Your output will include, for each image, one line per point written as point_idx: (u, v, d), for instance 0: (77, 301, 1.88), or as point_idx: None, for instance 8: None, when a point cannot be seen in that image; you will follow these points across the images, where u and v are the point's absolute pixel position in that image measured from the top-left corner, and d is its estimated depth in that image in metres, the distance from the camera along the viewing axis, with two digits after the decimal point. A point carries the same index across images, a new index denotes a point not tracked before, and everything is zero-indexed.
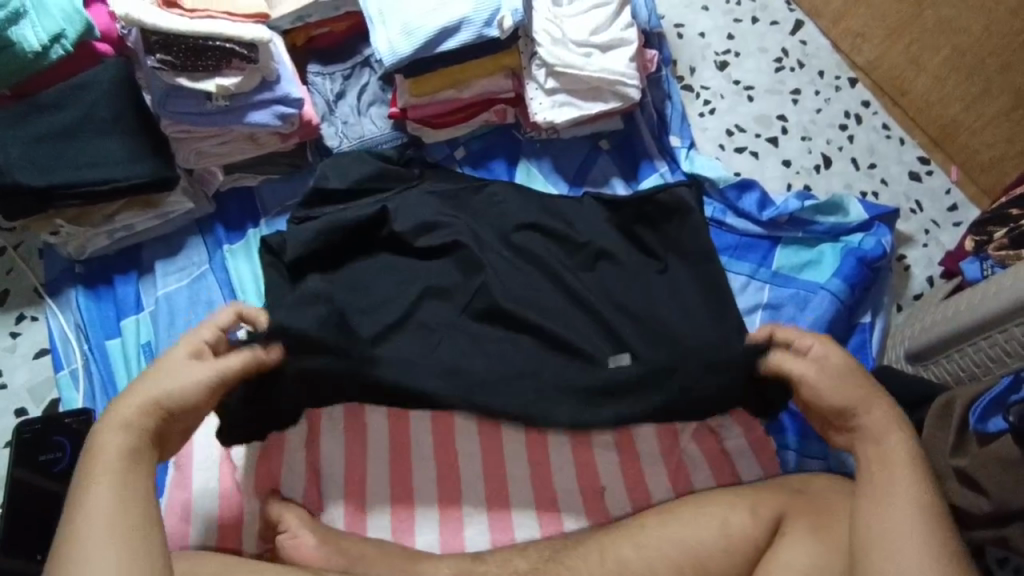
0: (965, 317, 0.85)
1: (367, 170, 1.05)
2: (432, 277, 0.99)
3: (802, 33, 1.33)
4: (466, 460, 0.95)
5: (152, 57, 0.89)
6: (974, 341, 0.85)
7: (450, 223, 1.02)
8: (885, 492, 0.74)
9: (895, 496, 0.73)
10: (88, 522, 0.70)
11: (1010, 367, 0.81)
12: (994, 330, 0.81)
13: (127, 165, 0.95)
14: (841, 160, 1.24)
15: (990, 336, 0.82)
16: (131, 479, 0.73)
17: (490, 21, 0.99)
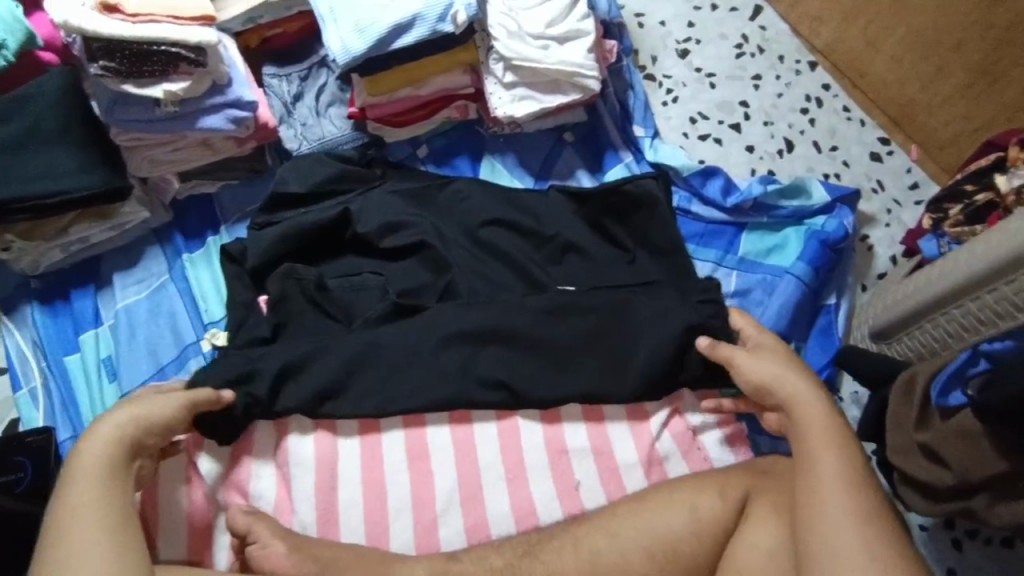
0: (922, 294, 0.87)
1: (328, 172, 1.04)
2: (399, 277, 1.00)
3: (761, 19, 1.34)
4: (438, 459, 0.94)
5: (95, 64, 0.86)
6: (932, 317, 0.87)
7: (415, 223, 1.01)
8: (828, 476, 0.76)
9: (835, 479, 0.75)
10: (74, 526, 0.72)
11: (967, 341, 0.82)
12: (950, 305, 0.83)
13: (77, 176, 0.92)
14: (803, 143, 1.25)
15: (947, 312, 0.84)
16: (97, 507, 0.74)
17: (443, 16, 0.98)
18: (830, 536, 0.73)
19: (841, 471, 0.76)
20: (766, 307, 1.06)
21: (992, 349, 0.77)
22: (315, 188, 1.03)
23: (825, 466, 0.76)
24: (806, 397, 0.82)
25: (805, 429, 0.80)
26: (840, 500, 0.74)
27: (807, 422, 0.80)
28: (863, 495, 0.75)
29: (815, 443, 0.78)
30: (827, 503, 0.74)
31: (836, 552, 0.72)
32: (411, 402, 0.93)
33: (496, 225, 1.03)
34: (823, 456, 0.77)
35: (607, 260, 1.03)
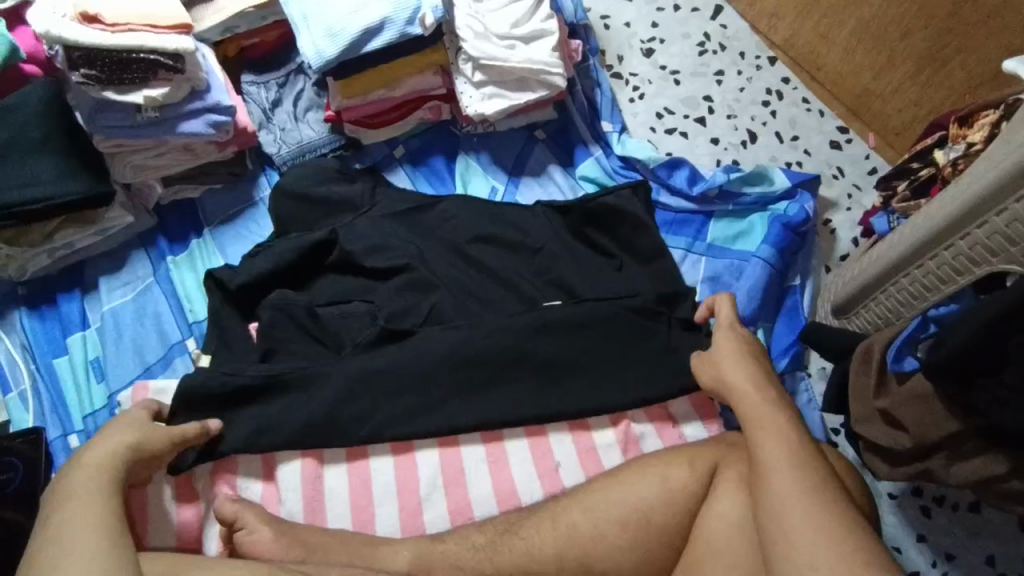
0: (874, 267, 0.91)
1: (309, 176, 1.08)
2: (388, 298, 1.00)
3: (722, 18, 1.40)
4: (420, 444, 0.97)
5: (77, 72, 0.90)
6: (885, 288, 0.91)
7: (400, 244, 1.03)
8: (772, 459, 0.75)
9: (782, 460, 0.75)
10: (70, 527, 0.69)
11: (919, 308, 0.87)
12: (899, 275, 0.87)
13: (60, 183, 0.95)
14: (765, 134, 1.30)
15: (897, 282, 0.89)
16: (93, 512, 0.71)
17: (411, 19, 1.02)
18: (781, 516, 0.71)
19: (785, 451, 0.75)
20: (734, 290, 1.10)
21: (940, 314, 0.84)
22: (293, 191, 1.06)
23: (770, 449, 0.76)
24: (750, 386, 0.83)
25: (749, 416, 0.80)
26: (787, 480, 0.73)
27: (752, 409, 0.81)
28: (810, 472, 0.73)
29: (760, 427, 0.79)
30: (775, 486, 0.73)
31: (788, 532, 0.70)
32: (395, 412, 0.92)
33: (472, 220, 1.07)
34: (768, 439, 0.77)
35: (579, 249, 1.06)
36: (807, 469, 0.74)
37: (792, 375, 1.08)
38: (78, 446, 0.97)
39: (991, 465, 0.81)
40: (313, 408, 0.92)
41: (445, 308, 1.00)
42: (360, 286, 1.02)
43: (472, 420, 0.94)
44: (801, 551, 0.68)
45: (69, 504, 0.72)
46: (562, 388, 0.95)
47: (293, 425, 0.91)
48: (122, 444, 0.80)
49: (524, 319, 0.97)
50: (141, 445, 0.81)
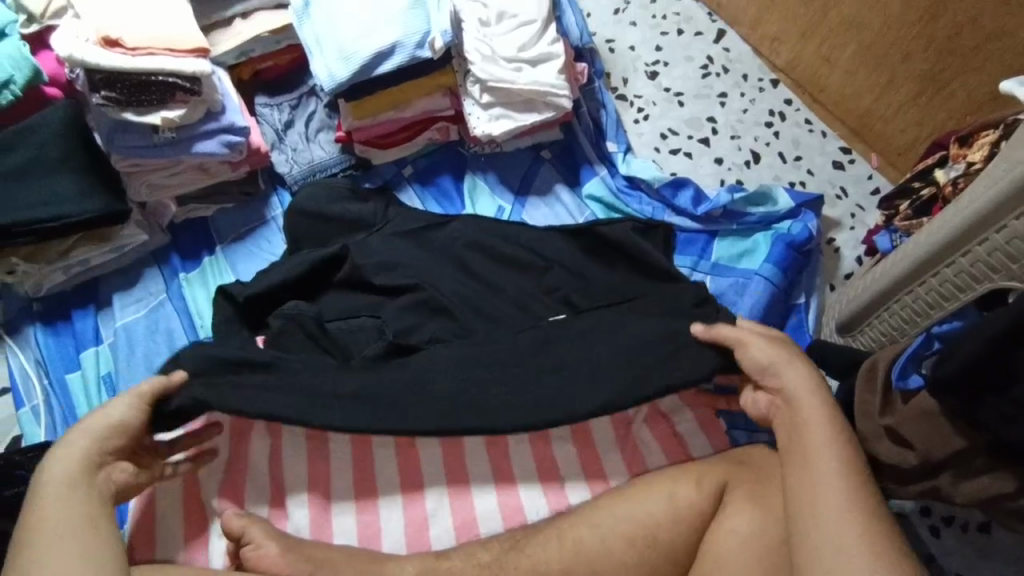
0: (876, 285, 0.92)
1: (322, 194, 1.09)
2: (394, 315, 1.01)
3: (725, 41, 1.43)
4: (428, 459, 0.98)
5: (97, 94, 0.93)
6: (888, 306, 0.92)
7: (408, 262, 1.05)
8: (821, 468, 0.76)
9: (817, 485, 0.75)
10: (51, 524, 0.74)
11: (922, 326, 0.87)
12: (901, 293, 0.88)
13: (78, 201, 0.97)
14: (769, 154, 1.31)
15: (900, 299, 0.89)
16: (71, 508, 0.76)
17: (422, 43, 1.05)
18: (820, 541, 0.72)
19: (829, 476, 0.75)
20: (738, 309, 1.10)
21: (943, 332, 0.83)
22: (305, 209, 1.08)
23: (815, 472, 0.76)
24: (803, 394, 0.81)
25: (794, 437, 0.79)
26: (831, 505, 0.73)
27: (802, 428, 0.80)
28: (853, 500, 0.74)
29: (808, 450, 0.78)
30: (816, 510, 0.74)
31: (827, 556, 0.71)
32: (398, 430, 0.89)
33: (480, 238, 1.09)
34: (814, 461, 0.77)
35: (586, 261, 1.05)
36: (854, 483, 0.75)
37: None
38: None
39: (999, 483, 0.81)
40: None
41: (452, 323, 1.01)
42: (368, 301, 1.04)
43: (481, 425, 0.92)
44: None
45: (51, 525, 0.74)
46: None
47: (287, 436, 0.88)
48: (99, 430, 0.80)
49: (529, 332, 0.97)
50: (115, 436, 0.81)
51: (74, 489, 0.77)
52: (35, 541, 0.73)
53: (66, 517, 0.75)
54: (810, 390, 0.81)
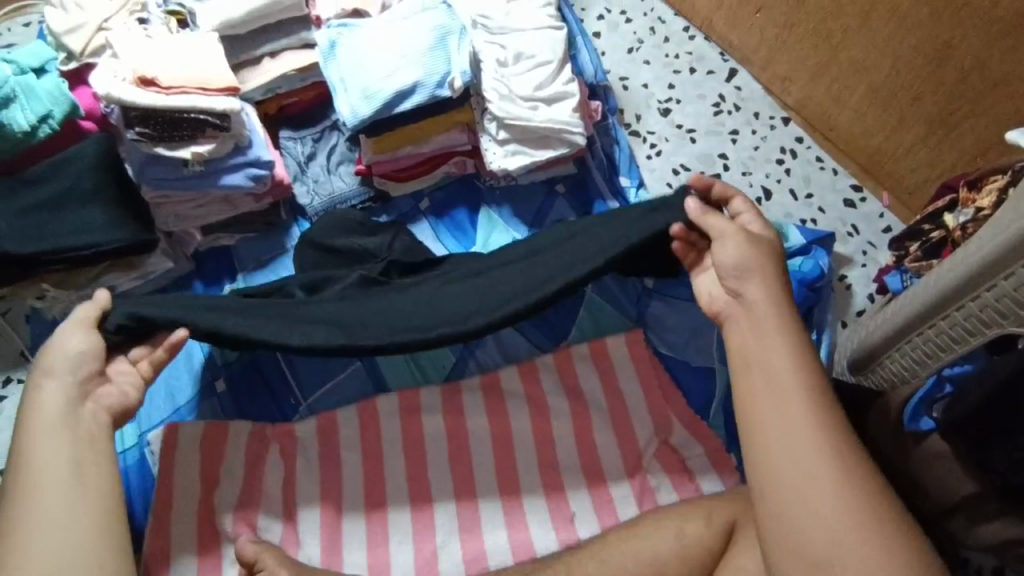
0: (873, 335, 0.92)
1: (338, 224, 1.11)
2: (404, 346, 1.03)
3: (737, 80, 1.46)
4: (439, 491, 1.00)
5: (132, 130, 0.98)
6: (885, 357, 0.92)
7: None
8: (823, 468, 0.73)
9: (779, 433, 0.76)
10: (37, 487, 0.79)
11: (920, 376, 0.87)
12: (900, 343, 0.88)
13: (108, 231, 1.01)
14: (780, 191, 1.33)
15: (898, 349, 0.89)
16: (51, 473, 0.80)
17: (441, 82, 1.09)
18: (788, 487, 0.73)
19: (794, 423, 0.75)
20: None
21: (954, 374, 0.86)
22: (318, 241, 1.10)
23: (779, 420, 0.76)
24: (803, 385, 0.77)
25: (757, 387, 0.79)
26: (798, 453, 0.74)
27: (766, 380, 0.79)
28: (820, 437, 0.74)
29: (769, 399, 0.78)
30: (777, 461, 0.74)
31: (795, 503, 0.72)
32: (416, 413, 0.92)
33: None
34: (780, 410, 0.76)
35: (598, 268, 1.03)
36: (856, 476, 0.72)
37: None
38: None
39: (1011, 527, 0.81)
40: None
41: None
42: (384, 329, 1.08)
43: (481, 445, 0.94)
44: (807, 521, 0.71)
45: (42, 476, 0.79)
46: None
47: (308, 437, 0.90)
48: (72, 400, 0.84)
49: None
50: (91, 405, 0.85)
51: (65, 443, 0.81)
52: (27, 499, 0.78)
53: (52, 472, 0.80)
54: (788, 343, 0.80)
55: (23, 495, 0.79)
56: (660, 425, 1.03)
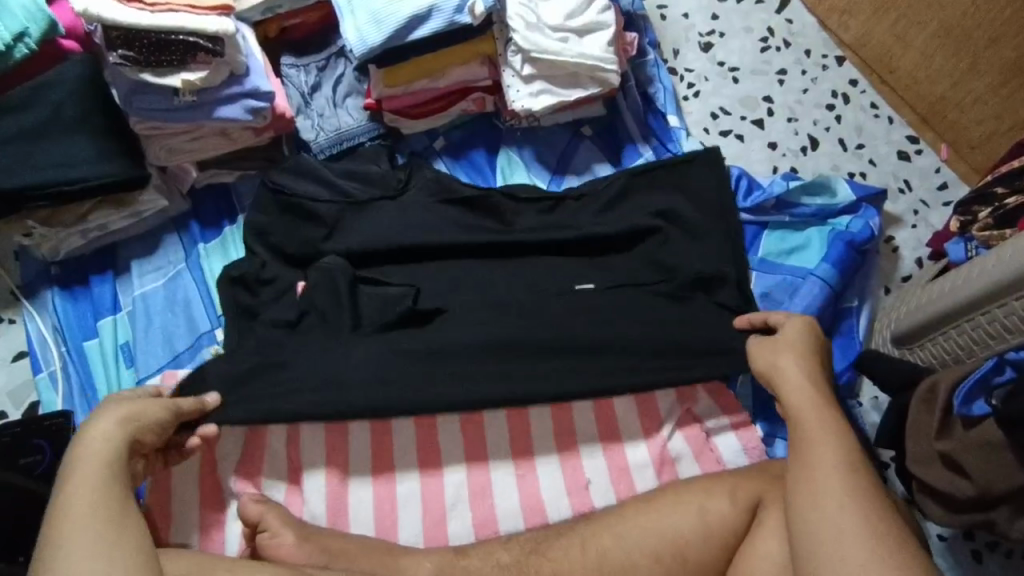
0: (946, 301, 0.86)
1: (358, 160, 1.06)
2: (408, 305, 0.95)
3: (788, 11, 1.31)
4: (448, 449, 0.95)
5: (114, 52, 0.86)
6: (957, 324, 0.86)
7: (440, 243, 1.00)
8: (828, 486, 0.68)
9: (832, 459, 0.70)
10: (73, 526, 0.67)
11: (994, 349, 0.81)
12: (976, 312, 0.82)
13: (96, 164, 0.93)
14: (827, 141, 1.21)
15: (972, 318, 0.83)
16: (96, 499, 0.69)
17: (460, 7, 0.96)
18: (827, 521, 0.66)
19: (835, 453, 0.70)
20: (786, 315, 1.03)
21: (1018, 358, 0.76)
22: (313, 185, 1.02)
23: (819, 443, 0.71)
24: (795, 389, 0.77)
25: (799, 403, 0.75)
26: (835, 484, 0.68)
27: (788, 386, 0.77)
28: (857, 476, 0.68)
29: (805, 414, 0.74)
30: (818, 488, 0.68)
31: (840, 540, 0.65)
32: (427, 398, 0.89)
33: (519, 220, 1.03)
34: (814, 424, 0.73)
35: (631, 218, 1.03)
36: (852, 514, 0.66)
37: (841, 404, 1.02)
38: None
39: None
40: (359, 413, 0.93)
41: (481, 315, 0.95)
42: None
43: (469, 400, 0.90)
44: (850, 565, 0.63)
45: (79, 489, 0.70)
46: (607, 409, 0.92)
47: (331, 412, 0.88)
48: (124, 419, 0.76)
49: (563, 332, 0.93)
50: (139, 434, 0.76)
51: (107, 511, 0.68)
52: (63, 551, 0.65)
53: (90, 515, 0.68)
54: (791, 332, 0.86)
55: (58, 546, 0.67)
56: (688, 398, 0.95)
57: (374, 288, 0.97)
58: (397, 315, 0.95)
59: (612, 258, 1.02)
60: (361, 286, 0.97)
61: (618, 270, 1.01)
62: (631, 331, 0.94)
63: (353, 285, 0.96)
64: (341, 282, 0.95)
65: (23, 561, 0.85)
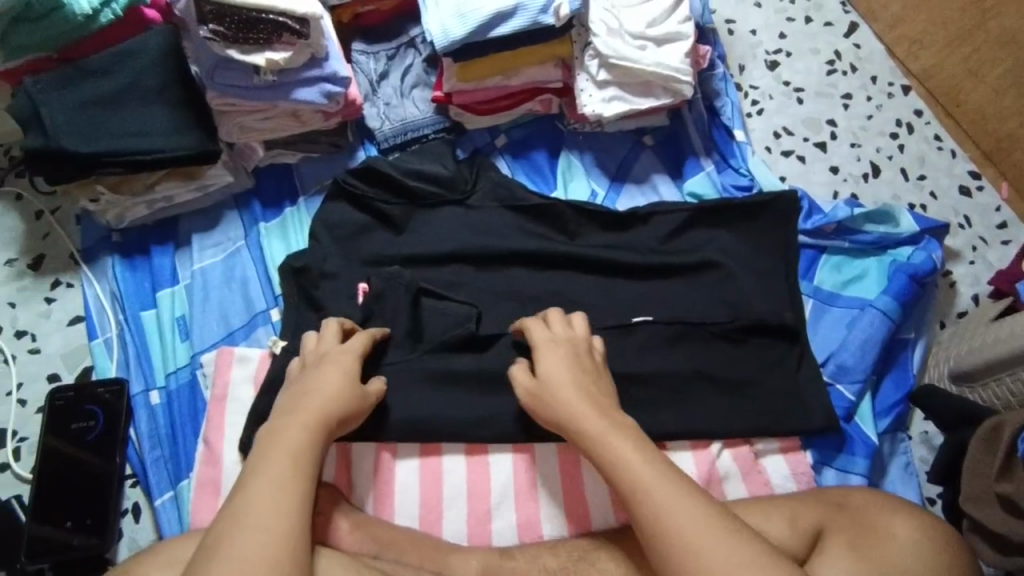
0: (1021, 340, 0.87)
1: (432, 166, 1.07)
2: (464, 321, 0.98)
3: (856, 36, 1.30)
4: (495, 447, 0.96)
5: (205, 27, 0.85)
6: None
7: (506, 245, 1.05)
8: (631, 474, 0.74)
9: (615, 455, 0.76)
10: (253, 502, 0.67)
11: None
12: None
13: (172, 136, 0.93)
14: (889, 169, 1.20)
15: None
16: (279, 488, 0.69)
17: (546, 8, 0.96)
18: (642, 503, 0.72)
19: (635, 451, 0.75)
20: (845, 344, 1.03)
21: None
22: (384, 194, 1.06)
23: (621, 449, 0.76)
24: (563, 386, 0.83)
25: (579, 415, 0.80)
26: (653, 479, 0.73)
27: (566, 402, 0.82)
28: (660, 464, 0.74)
29: (592, 420, 0.79)
30: (638, 492, 0.72)
31: (685, 533, 0.68)
32: (488, 412, 0.95)
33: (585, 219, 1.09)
34: (606, 433, 0.77)
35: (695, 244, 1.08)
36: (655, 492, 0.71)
37: (892, 436, 1.02)
38: (158, 404, 0.96)
39: None
40: (416, 406, 0.94)
41: None
42: (454, 279, 1.04)
43: (522, 423, 0.94)
44: (702, 552, 0.67)
45: (268, 465, 0.71)
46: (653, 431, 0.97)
47: (395, 416, 0.94)
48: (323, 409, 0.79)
49: (622, 348, 1.01)
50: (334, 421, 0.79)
51: (276, 499, 0.68)
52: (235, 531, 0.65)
53: (268, 502, 0.68)
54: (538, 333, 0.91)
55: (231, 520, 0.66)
56: (733, 415, 0.98)
57: (435, 301, 0.99)
58: (455, 330, 0.98)
59: (665, 283, 1.06)
60: (422, 299, 1.00)
61: (675, 299, 1.05)
62: (681, 365, 1.00)
63: (415, 297, 0.99)
64: (403, 292, 0.99)
65: (70, 527, 0.89)
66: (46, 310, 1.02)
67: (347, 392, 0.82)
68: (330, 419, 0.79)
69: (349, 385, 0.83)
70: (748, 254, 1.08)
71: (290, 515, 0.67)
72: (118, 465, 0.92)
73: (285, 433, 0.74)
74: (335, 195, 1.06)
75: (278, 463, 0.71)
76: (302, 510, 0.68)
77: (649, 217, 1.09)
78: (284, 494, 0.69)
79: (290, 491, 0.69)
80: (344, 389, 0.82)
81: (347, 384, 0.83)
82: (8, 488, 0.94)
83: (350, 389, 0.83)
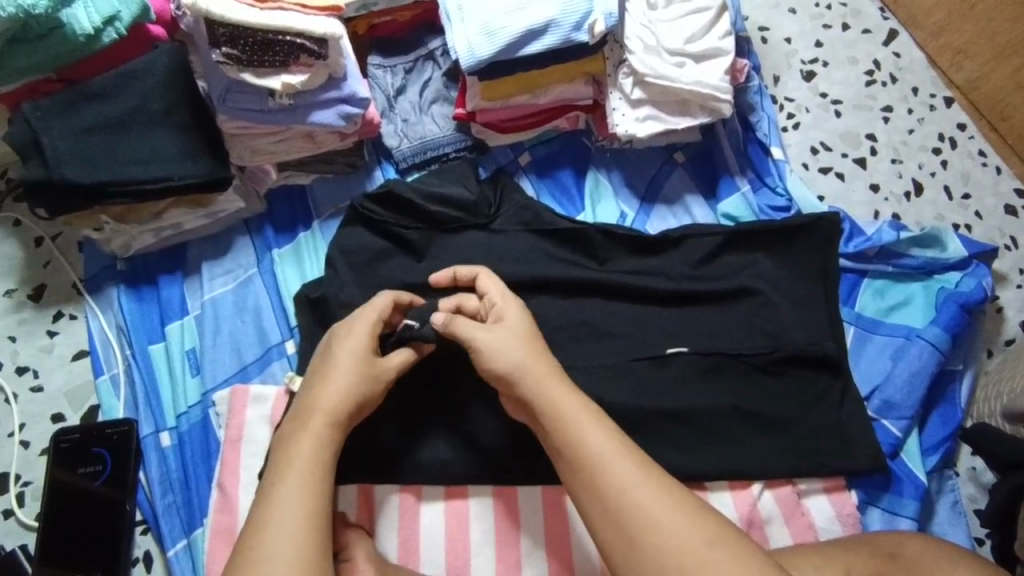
0: None
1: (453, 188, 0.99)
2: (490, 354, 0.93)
3: (896, 44, 1.24)
4: (523, 489, 0.90)
5: (217, 50, 0.81)
6: None
7: (532, 269, 0.98)
8: (603, 455, 0.71)
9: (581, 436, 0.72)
10: (279, 512, 0.67)
11: None
12: None
13: (182, 163, 0.88)
14: (932, 187, 1.15)
15: None
16: (300, 493, 0.68)
17: (580, 24, 0.92)
18: (622, 490, 0.68)
19: (606, 440, 0.72)
20: (891, 377, 0.98)
21: None
22: (404, 211, 0.98)
23: (593, 441, 0.72)
24: (516, 358, 0.78)
25: (542, 391, 0.76)
26: (626, 473, 0.69)
27: (529, 380, 0.77)
28: (634, 453, 0.71)
29: (564, 407, 0.75)
30: (604, 473, 0.70)
31: (653, 523, 0.66)
32: (516, 452, 0.90)
33: (613, 240, 1.00)
34: (569, 413, 0.74)
35: (733, 265, 1.00)
36: (633, 475, 0.69)
37: (939, 474, 0.98)
38: (169, 446, 0.92)
39: None
40: (442, 444, 0.90)
41: (574, 366, 0.94)
42: None
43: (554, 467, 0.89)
44: (671, 539, 0.65)
45: (284, 477, 0.69)
46: (690, 473, 0.91)
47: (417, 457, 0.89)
48: (344, 396, 0.75)
49: (657, 381, 0.94)
50: (356, 408, 0.76)
51: (297, 509, 0.67)
52: (260, 541, 0.65)
53: (291, 508, 0.67)
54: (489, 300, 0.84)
55: (254, 530, 0.66)
56: (777, 456, 0.92)
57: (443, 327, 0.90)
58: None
59: (704, 311, 0.98)
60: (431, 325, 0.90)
61: (711, 328, 0.97)
62: (720, 401, 0.93)
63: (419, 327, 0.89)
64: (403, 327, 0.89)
65: None
66: (48, 345, 0.98)
67: (363, 373, 0.77)
68: (349, 409, 0.75)
69: (365, 361, 0.77)
70: (790, 282, 1.00)
71: (305, 525, 0.66)
72: (128, 511, 0.88)
73: (299, 438, 0.72)
74: (351, 219, 0.98)
75: (302, 473, 0.70)
76: (317, 520, 0.67)
77: (680, 241, 1.01)
78: (301, 506, 0.68)
79: (313, 501, 0.68)
80: (353, 368, 0.76)
81: (363, 365, 0.77)
82: (12, 536, 0.90)
83: (369, 366, 0.78)
